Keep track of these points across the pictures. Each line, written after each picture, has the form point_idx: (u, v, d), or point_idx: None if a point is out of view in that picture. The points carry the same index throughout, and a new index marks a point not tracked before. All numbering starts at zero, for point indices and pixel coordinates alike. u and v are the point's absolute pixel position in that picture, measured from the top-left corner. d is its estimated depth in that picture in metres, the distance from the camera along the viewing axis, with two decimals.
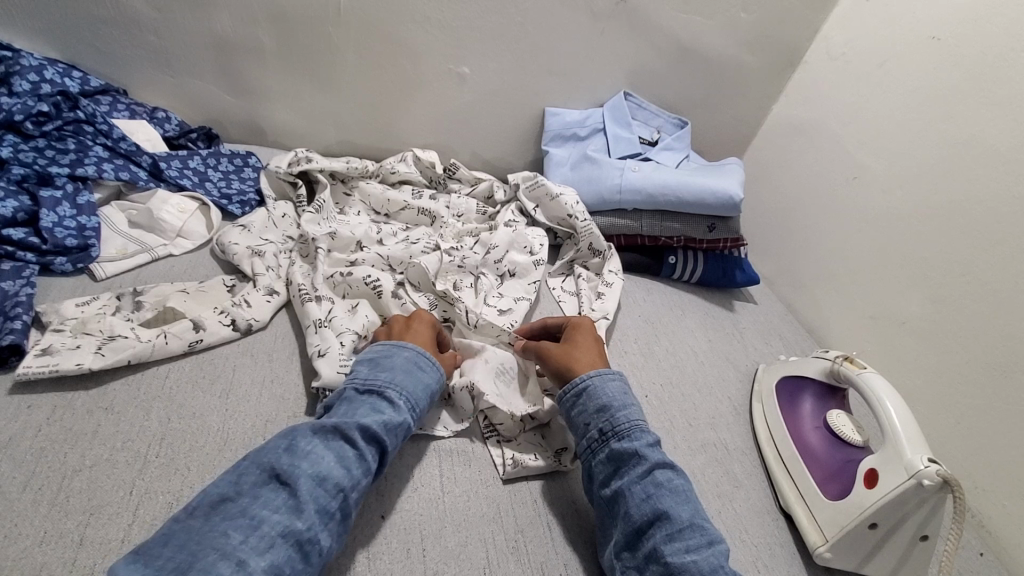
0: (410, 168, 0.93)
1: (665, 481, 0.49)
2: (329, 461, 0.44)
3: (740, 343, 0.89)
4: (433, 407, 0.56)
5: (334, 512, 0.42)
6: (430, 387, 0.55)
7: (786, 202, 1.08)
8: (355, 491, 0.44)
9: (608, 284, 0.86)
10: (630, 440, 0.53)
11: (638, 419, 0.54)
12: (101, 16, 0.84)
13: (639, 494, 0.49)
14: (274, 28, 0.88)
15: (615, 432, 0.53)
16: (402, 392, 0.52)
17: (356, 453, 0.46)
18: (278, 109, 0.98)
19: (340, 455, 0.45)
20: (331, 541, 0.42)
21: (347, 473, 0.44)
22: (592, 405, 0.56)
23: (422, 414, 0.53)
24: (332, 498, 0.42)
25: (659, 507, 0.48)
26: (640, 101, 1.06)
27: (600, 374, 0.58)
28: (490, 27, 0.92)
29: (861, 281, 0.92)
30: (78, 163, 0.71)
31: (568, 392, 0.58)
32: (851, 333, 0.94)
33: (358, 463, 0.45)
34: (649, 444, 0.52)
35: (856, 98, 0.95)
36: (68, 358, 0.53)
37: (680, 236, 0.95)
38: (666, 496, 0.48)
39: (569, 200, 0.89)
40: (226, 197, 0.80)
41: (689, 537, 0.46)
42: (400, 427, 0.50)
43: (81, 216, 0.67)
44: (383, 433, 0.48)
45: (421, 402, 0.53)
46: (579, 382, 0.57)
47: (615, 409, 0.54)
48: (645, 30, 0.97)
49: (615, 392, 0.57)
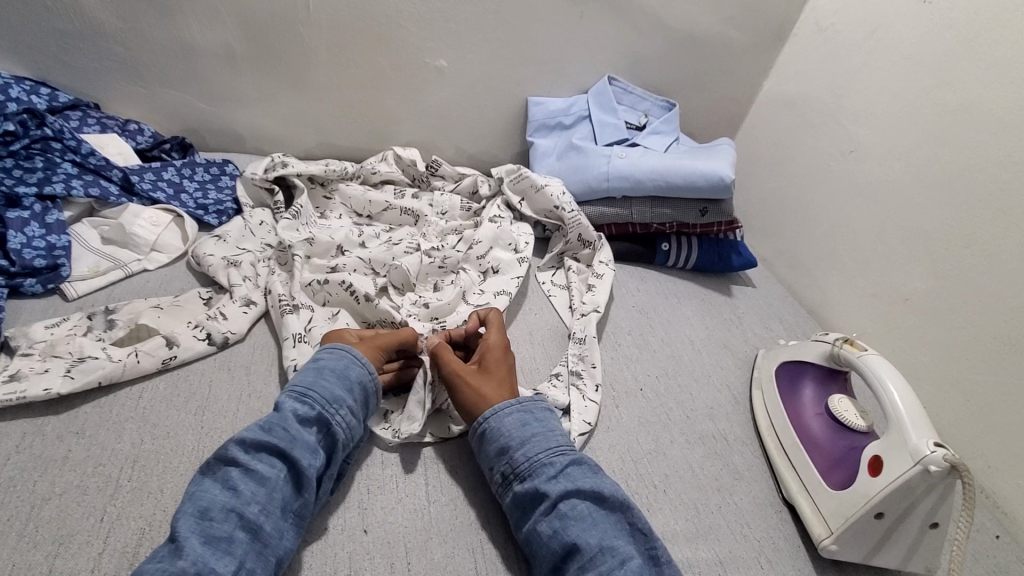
0: (392, 168, 0.91)
1: (571, 512, 0.47)
2: (210, 490, 0.44)
3: (739, 329, 0.87)
4: (351, 384, 0.53)
5: (234, 537, 0.42)
6: (330, 369, 0.53)
7: (782, 181, 1.05)
8: (255, 504, 0.44)
9: (600, 275, 0.83)
10: (531, 478, 0.50)
11: (539, 452, 0.51)
12: (65, 29, 0.82)
13: (547, 533, 0.47)
14: (244, 32, 0.86)
15: (516, 474, 0.51)
16: (289, 392, 0.51)
17: (241, 470, 0.45)
18: (254, 115, 0.96)
19: (226, 481, 0.45)
20: (237, 565, 0.41)
21: (232, 494, 0.44)
22: (492, 448, 0.53)
23: (326, 395, 0.51)
24: (224, 522, 0.42)
25: (567, 543, 0.46)
26: (625, 85, 1.02)
27: (498, 410, 0.55)
28: (465, 16, 0.90)
29: (861, 259, 0.89)
30: (47, 182, 0.68)
31: (472, 440, 0.55)
32: (853, 312, 0.91)
33: (245, 479, 0.45)
34: (550, 476, 0.50)
35: (848, 69, 0.92)
36: (35, 383, 0.52)
37: (672, 221, 0.92)
38: (571, 529, 0.46)
39: (554, 190, 0.86)
40: (202, 207, 0.78)
41: (602, 563, 0.45)
42: (286, 423, 0.48)
43: (50, 235, 0.65)
44: (261, 439, 0.46)
45: (322, 387, 0.52)
46: (477, 426, 0.54)
47: (512, 450, 0.52)
48: (626, 12, 0.94)
49: (512, 428, 0.53)
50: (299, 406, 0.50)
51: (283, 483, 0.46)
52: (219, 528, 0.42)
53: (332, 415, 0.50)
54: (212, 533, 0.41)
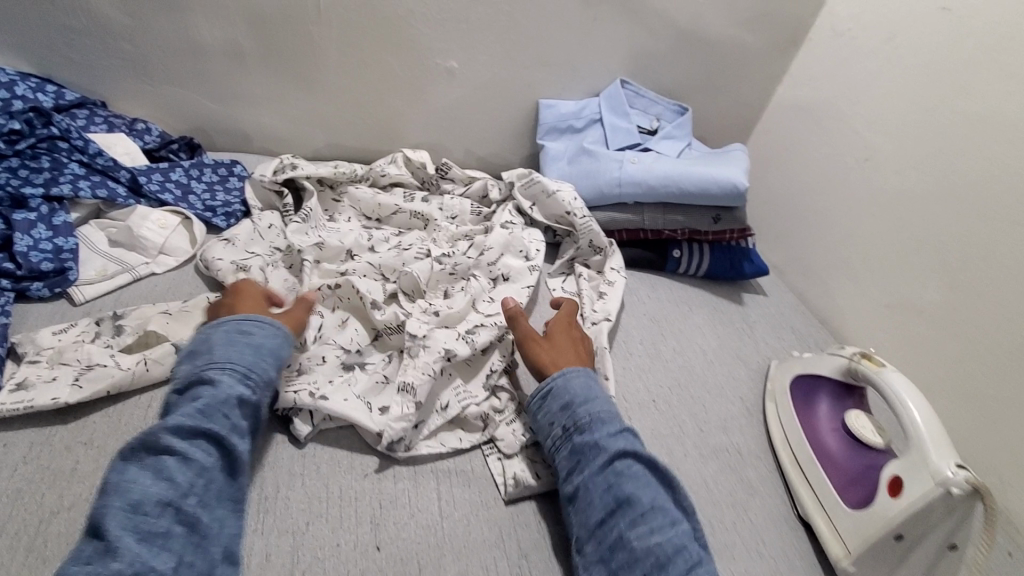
0: (401, 170, 0.90)
1: (628, 469, 0.52)
2: (140, 479, 0.43)
3: (751, 339, 0.86)
4: (269, 368, 0.54)
5: (171, 531, 0.42)
6: (263, 351, 0.54)
7: (794, 188, 1.04)
8: (191, 496, 0.44)
9: (611, 282, 0.82)
10: (591, 433, 0.54)
11: (603, 413, 0.56)
12: (73, 26, 0.81)
13: (602, 485, 0.51)
14: (253, 30, 0.85)
15: (578, 428, 0.55)
16: (226, 371, 0.51)
17: (176, 457, 0.45)
18: (261, 114, 0.95)
19: (158, 469, 0.44)
20: (176, 560, 0.42)
21: (169, 484, 0.44)
22: (556, 403, 0.57)
23: (257, 380, 0.52)
24: (161, 516, 0.42)
25: (621, 495, 0.50)
26: (637, 89, 1.01)
27: (566, 372, 0.59)
28: (477, 17, 0.89)
29: (875, 269, 0.88)
30: (53, 182, 0.67)
31: (535, 394, 0.59)
32: (865, 323, 0.90)
33: (182, 468, 0.45)
34: (612, 435, 0.54)
35: (865, 76, 0.91)
36: (43, 392, 0.51)
37: (684, 228, 0.91)
38: (627, 484, 0.51)
39: (566, 196, 0.86)
40: (210, 210, 0.77)
41: (652, 519, 0.49)
42: (227, 409, 0.48)
43: (57, 238, 0.64)
44: (200, 425, 0.46)
45: (259, 370, 0.53)
46: (546, 382, 0.59)
47: (578, 405, 0.56)
48: (640, 14, 0.93)
49: (579, 388, 0.58)
50: (239, 390, 0.50)
51: (217, 470, 0.47)
52: (155, 523, 0.42)
53: (258, 400, 0.52)
54: (147, 528, 0.41)
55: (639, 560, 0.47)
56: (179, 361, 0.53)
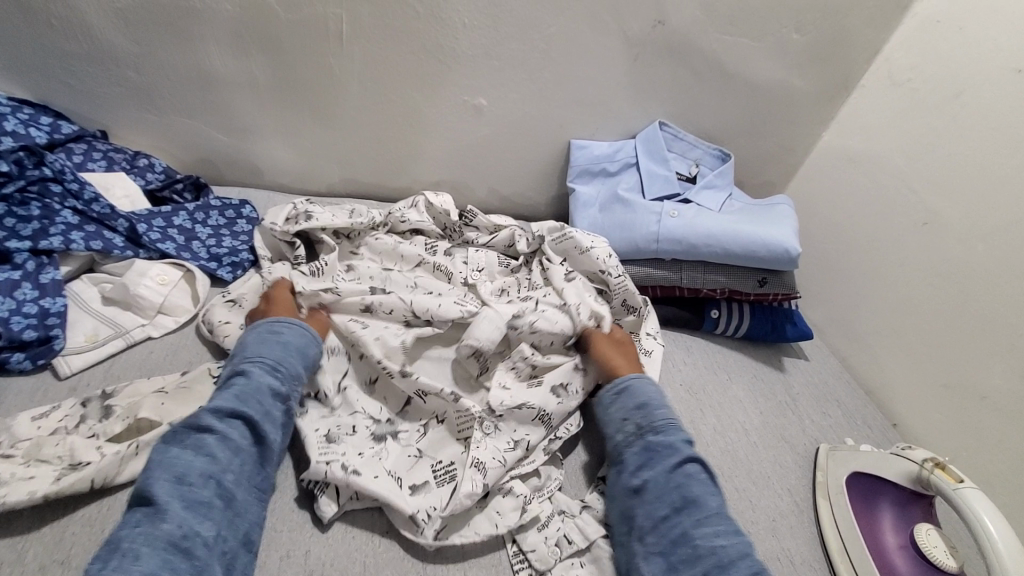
0: (422, 217, 0.83)
1: (694, 473, 0.57)
2: (184, 454, 0.47)
3: (795, 415, 0.79)
4: (306, 362, 0.59)
5: (212, 504, 0.46)
6: (294, 346, 0.59)
7: (839, 244, 0.97)
8: (229, 472, 0.48)
9: (649, 351, 0.77)
10: (665, 435, 0.60)
11: (671, 419, 0.62)
12: (74, 51, 0.74)
13: (671, 482, 0.56)
14: (268, 61, 0.79)
15: (652, 428, 0.60)
16: (261, 362, 0.55)
17: (215, 435, 0.49)
18: (274, 147, 0.89)
19: (199, 447, 0.48)
20: (214, 536, 0.45)
21: (210, 459, 0.48)
22: (632, 403, 0.64)
23: (292, 372, 0.57)
24: (204, 488, 0.46)
25: (688, 495, 0.55)
26: (676, 131, 0.94)
27: (640, 376, 0.66)
28: (511, 55, 0.82)
29: (932, 342, 0.81)
30: (42, 234, 0.61)
31: (609, 390, 0.66)
32: (917, 400, 0.84)
33: (220, 446, 0.49)
34: (684, 441, 0.60)
35: (927, 132, 0.84)
36: (18, 487, 0.44)
37: (725, 288, 0.84)
38: (694, 485, 0.55)
39: (601, 253, 0.79)
40: (215, 259, 0.71)
41: (715, 522, 0.53)
42: (262, 396, 0.53)
43: (43, 298, 0.58)
44: (238, 408, 0.51)
45: (287, 363, 0.57)
46: (621, 381, 0.65)
47: (655, 408, 0.62)
48: (685, 56, 0.86)
49: (653, 393, 0.65)
50: (272, 380, 0.55)
51: (251, 452, 0.51)
52: (198, 494, 0.46)
53: (291, 392, 0.56)
54: (191, 498, 0.46)
55: (701, 556, 0.50)
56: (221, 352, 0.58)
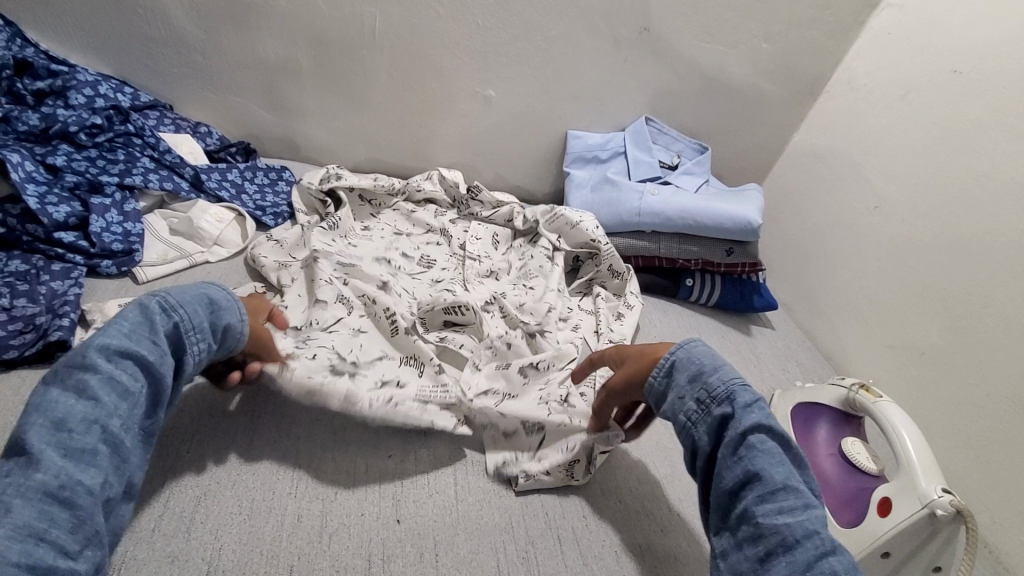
0: (435, 187, 0.97)
1: (760, 444, 0.48)
2: (62, 399, 0.42)
3: (757, 368, 0.90)
4: (227, 306, 0.53)
5: (97, 449, 0.42)
6: (206, 288, 0.52)
7: (807, 230, 1.09)
8: (116, 417, 0.44)
9: (630, 305, 0.88)
10: (728, 404, 0.51)
11: (734, 381, 0.53)
12: (153, 36, 0.90)
13: (731, 459, 0.49)
14: (314, 51, 0.93)
15: (712, 398, 0.52)
16: (156, 300, 0.49)
17: (100, 377, 0.44)
18: (311, 127, 1.03)
19: (81, 389, 0.43)
20: (103, 477, 0.42)
21: (93, 403, 0.43)
22: (683, 374, 0.55)
23: (201, 314, 0.51)
24: (86, 434, 0.42)
25: (752, 472, 0.48)
26: (661, 126, 1.07)
27: (686, 344, 0.57)
28: (517, 52, 0.96)
29: (880, 310, 0.92)
30: (127, 173, 0.74)
31: (656, 367, 0.57)
32: (867, 362, 0.94)
33: (107, 389, 0.44)
34: (746, 406, 0.51)
35: (878, 128, 0.97)
36: None
37: (698, 259, 0.96)
38: (759, 459, 0.48)
39: (588, 224, 0.91)
40: (260, 209, 0.84)
41: (782, 499, 0.46)
42: (156, 337, 0.47)
43: (127, 222, 0.70)
44: (127, 347, 0.45)
45: (196, 305, 0.51)
46: (666, 356, 0.57)
47: (707, 375, 0.53)
48: (668, 59, 1.00)
49: (702, 357, 0.55)
50: (167, 318, 0.49)
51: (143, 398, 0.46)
52: (80, 440, 0.41)
53: (200, 336, 0.50)
54: (72, 444, 0.41)
55: (764, 536, 0.45)
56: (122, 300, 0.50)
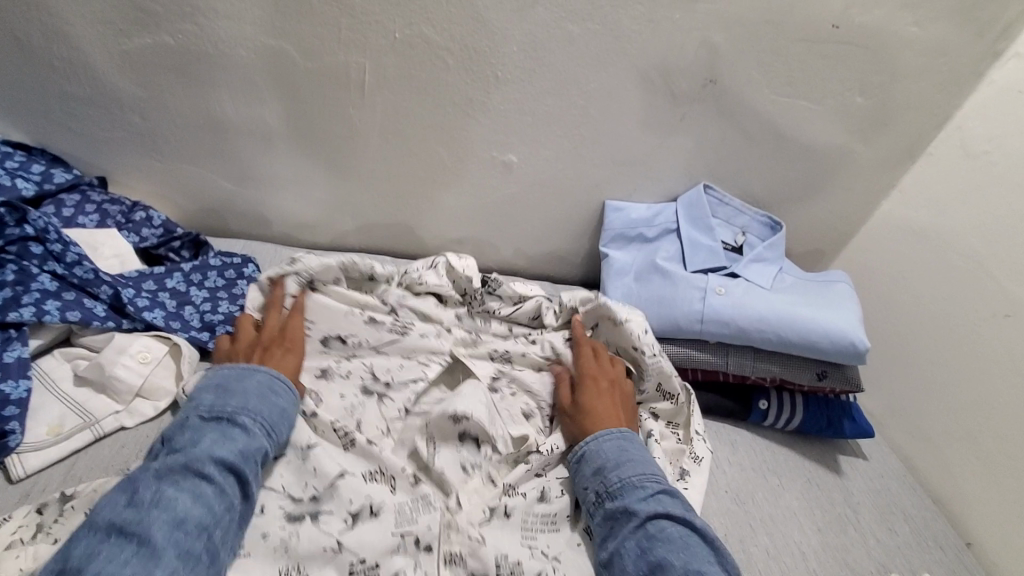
0: (441, 279, 0.75)
1: (657, 533, 0.50)
2: (183, 499, 0.44)
3: (859, 533, 0.69)
4: (282, 431, 0.54)
5: (200, 557, 0.43)
6: (284, 409, 0.55)
7: (904, 327, 0.88)
8: (219, 527, 0.46)
9: (698, 457, 0.68)
10: (621, 497, 0.54)
11: (632, 474, 0.55)
12: (75, 95, 0.69)
13: (633, 551, 0.50)
14: (282, 108, 0.72)
15: (609, 492, 0.55)
16: (255, 418, 0.52)
17: (211, 486, 0.46)
18: (286, 199, 0.82)
19: (196, 495, 0.45)
20: None
21: (207, 511, 0.45)
22: (589, 469, 0.58)
23: (281, 436, 0.54)
24: (196, 540, 0.43)
25: (653, 562, 0.49)
26: (722, 195, 0.85)
27: (596, 435, 0.60)
28: (545, 110, 0.75)
29: (1016, 453, 0.71)
30: (12, 303, 0.54)
31: (572, 461, 0.60)
32: (997, 517, 0.73)
33: (217, 498, 0.46)
34: (641, 497, 0.53)
35: (1011, 211, 0.75)
36: None
37: (776, 377, 0.75)
38: (659, 549, 0.49)
39: (638, 326, 0.71)
40: (208, 328, 0.64)
41: None
42: (256, 453, 0.50)
43: (4, 381, 0.51)
44: (236, 460, 0.49)
45: (277, 428, 0.54)
46: (577, 449, 0.60)
47: (608, 469, 0.56)
48: (738, 118, 0.78)
49: (610, 450, 0.58)
50: (265, 439, 0.52)
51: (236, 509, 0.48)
52: (191, 544, 0.43)
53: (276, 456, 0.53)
54: (185, 548, 0.42)
55: None
56: (209, 387, 0.54)
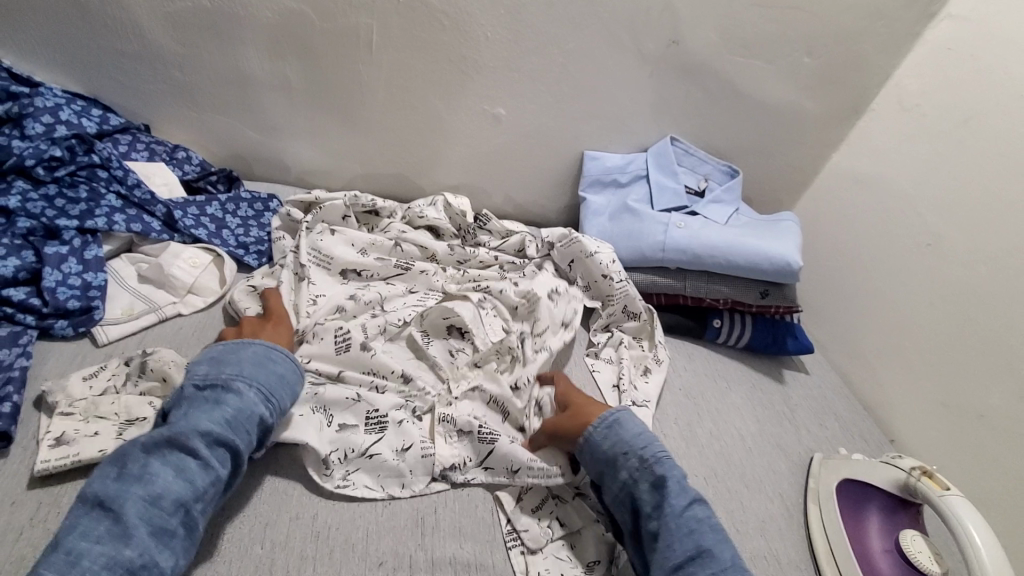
0: (439, 214, 0.88)
1: (704, 517, 0.54)
2: (162, 476, 0.46)
3: (793, 425, 0.81)
4: (285, 400, 0.56)
5: (176, 532, 0.45)
6: (285, 379, 0.57)
7: (845, 263, 1.00)
8: (200, 501, 0.47)
9: (659, 360, 0.81)
10: (669, 473, 0.56)
11: (672, 458, 0.59)
12: (124, 51, 0.81)
13: (681, 527, 0.52)
14: (301, 65, 0.84)
15: (656, 464, 0.57)
16: (253, 387, 0.54)
17: (198, 461, 0.48)
18: (302, 147, 0.94)
19: (180, 468, 0.47)
20: (176, 561, 0.44)
21: (187, 485, 0.46)
22: (634, 440, 0.59)
23: (283, 405, 0.55)
24: (173, 515, 0.45)
25: (701, 544, 0.51)
26: (687, 146, 0.97)
27: (626, 411, 0.63)
28: (529, 67, 0.86)
29: (930, 361, 0.83)
30: (88, 215, 0.67)
31: (603, 425, 0.61)
32: (914, 417, 0.85)
33: (201, 472, 0.48)
34: (686, 481, 0.57)
35: (934, 156, 0.86)
36: (88, 446, 0.51)
37: (727, 299, 0.87)
38: (706, 532, 0.52)
39: (605, 258, 0.84)
40: (243, 246, 0.77)
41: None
42: (250, 426, 0.52)
43: (86, 272, 0.64)
44: (225, 435, 0.50)
45: (276, 396, 0.55)
46: (614, 417, 0.62)
47: (655, 445, 0.59)
48: (699, 76, 0.90)
49: (651, 432, 0.61)
50: (262, 409, 0.53)
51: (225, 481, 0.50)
52: (166, 520, 0.44)
53: (275, 424, 0.55)
54: (157, 523, 0.44)
55: None
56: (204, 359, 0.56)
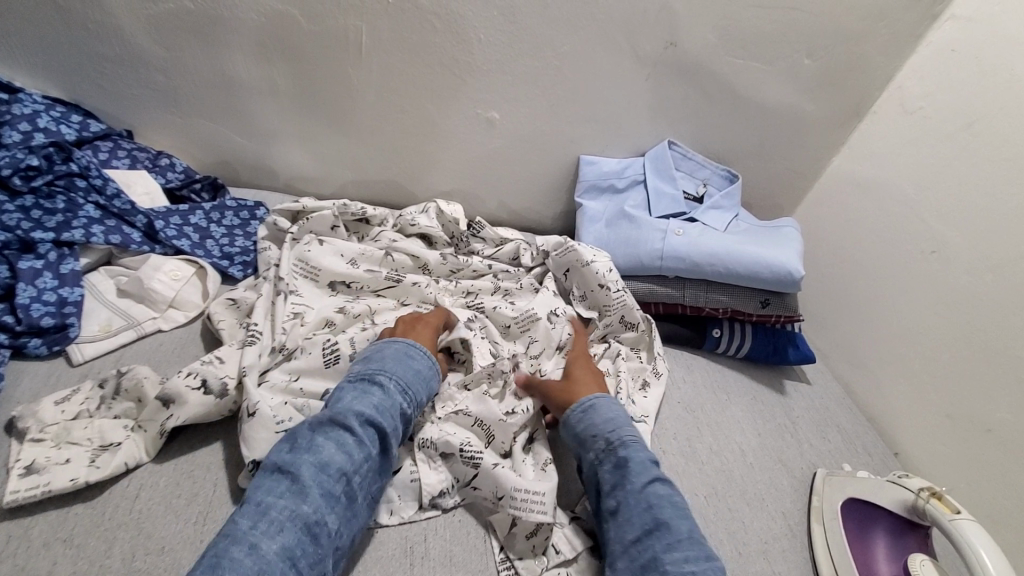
0: (431, 222, 0.85)
1: (664, 494, 0.55)
2: (326, 447, 0.51)
3: (795, 438, 0.79)
4: (425, 392, 0.61)
5: (339, 497, 0.49)
6: (422, 374, 0.62)
7: (846, 270, 0.98)
8: (358, 474, 0.51)
9: (657, 373, 0.77)
10: (632, 453, 0.58)
11: (637, 437, 0.60)
12: (105, 55, 0.78)
13: (640, 503, 0.54)
14: (288, 68, 0.81)
15: (621, 445, 0.59)
16: (393, 379, 0.59)
17: (351, 436, 0.52)
18: (292, 153, 0.92)
19: (341, 442, 0.51)
20: (337, 525, 0.48)
21: (347, 458, 0.51)
22: (601, 424, 0.61)
23: (419, 397, 0.60)
24: (337, 482, 0.49)
25: (659, 518, 0.53)
26: (685, 151, 0.95)
27: (603, 396, 0.65)
28: (522, 71, 0.84)
29: (935, 372, 0.81)
30: (65, 226, 0.65)
31: (574, 411, 0.63)
32: (918, 428, 0.84)
33: (356, 448, 0.52)
34: (649, 460, 0.58)
35: (937, 161, 0.84)
36: (59, 475, 0.49)
37: (727, 308, 0.85)
38: (665, 508, 0.54)
39: (602, 266, 0.81)
40: (227, 257, 0.75)
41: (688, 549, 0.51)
42: (394, 411, 0.56)
43: (63, 288, 0.62)
44: (376, 417, 0.54)
45: (414, 390, 0.60)
46: (585, 401, 0.64)
47: (621, 425, 0.61)
48: (698, 78, 0.87)
49: (619, 413, 0.63)
50: (401, 400, 0.58)
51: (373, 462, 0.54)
52: (332, 486, 0.49)
53: (414, 415, 0.59)
54: (327, 487, 0.49)
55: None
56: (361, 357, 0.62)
